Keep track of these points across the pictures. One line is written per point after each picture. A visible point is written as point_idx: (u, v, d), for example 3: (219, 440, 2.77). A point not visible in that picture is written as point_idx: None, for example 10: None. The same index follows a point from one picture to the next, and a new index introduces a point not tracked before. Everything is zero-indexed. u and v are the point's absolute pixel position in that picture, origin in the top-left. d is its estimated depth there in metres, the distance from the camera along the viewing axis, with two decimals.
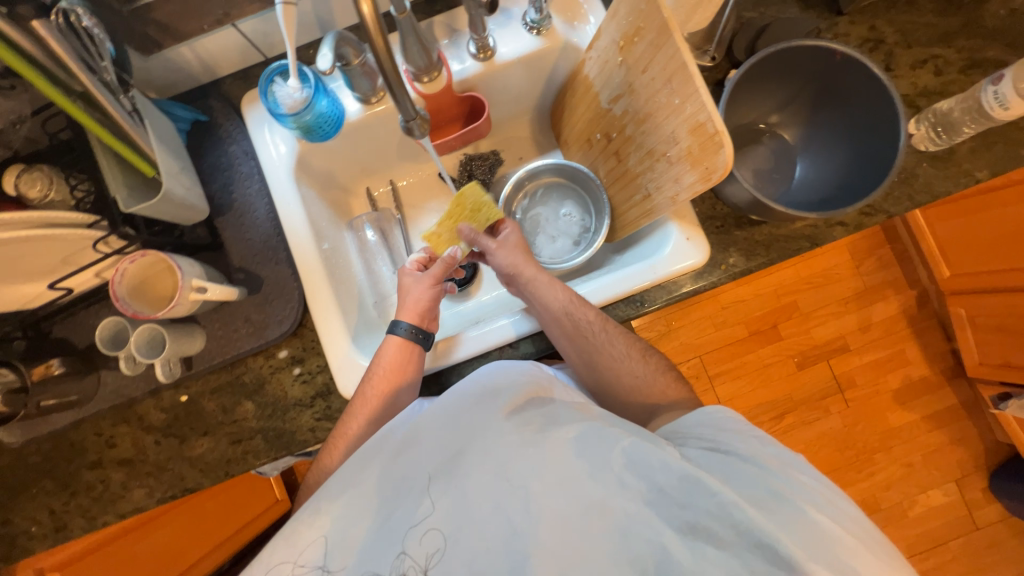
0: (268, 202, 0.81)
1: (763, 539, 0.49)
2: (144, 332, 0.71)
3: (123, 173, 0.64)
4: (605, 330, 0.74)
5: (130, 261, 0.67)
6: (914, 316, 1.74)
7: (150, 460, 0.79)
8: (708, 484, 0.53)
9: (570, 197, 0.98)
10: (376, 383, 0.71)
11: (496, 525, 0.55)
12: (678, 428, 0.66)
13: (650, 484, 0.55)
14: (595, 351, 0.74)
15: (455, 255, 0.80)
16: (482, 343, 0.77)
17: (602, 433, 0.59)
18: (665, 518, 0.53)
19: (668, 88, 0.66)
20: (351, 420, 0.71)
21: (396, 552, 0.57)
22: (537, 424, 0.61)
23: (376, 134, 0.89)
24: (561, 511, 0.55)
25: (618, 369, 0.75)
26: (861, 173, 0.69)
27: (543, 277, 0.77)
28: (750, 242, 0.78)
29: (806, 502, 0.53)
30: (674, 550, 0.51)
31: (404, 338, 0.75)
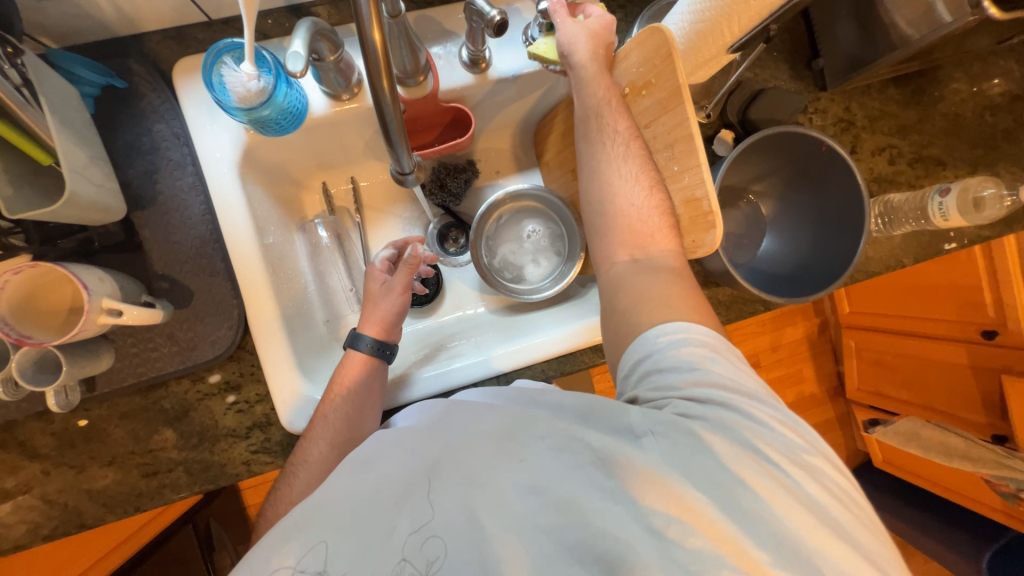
0: (204, 199, 0.68)
1: (722, 532, 0.44)
2: (31, 353, 0.58)
3: (8, 161, 0.49)
4: (626, 147, 0.64)
5: (15, 271, 0.53)
6: (815, 341, 1.97)
7: (34, 493, 0.66)
8: (669, 481, 0.46)
9: (536, 218, 0.96)
10: (336, 403, 0.67)
11: (465, 536, 0.47)
12: (647, 355, 0.55)
13: (613, 480, 0.47)
14: (598, 168, 0.65)
15: (415, 254, 0.74)
16: (431, 387, 0.75)
17: (571, 432, 0.51)
18: (633, 514, 0.45)
19: (668, 152, 0.63)
20: (312, 444, 0.64)
21: (395, 556, 0.47)
22: (508, 428, 0.53)
23: (343, 131, 0.78)
24: (529, 512, 0.47)
25: (617, 191, 0.64)
26: (822, 255, 0.74)
27: (596, 66, 0.66)
28: (713, 300, 0.81)
29: (772, 487, 0.45)
30: (639, 549, 0.44)
31: (365, 355, 0.71)
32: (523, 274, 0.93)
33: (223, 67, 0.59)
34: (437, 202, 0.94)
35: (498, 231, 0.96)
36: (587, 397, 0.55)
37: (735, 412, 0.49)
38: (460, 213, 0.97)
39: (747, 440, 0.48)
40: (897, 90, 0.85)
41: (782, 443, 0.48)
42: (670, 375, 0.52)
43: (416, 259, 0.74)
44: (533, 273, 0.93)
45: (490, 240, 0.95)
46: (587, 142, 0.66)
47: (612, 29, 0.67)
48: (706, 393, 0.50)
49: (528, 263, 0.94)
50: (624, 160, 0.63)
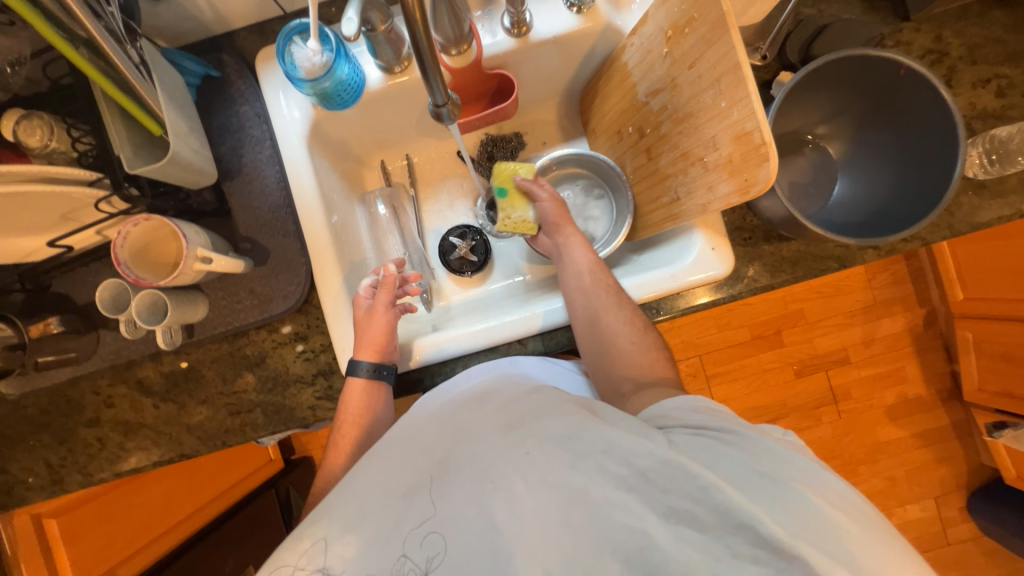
0: (279, 169, 0.77)
1: (746, 520, 0.46)
2: (145, 298, 0.69)
3: (128, 129, 0.61)
4: (617, 295, 0.73)
5: (133, 224, 0.64)
6: (918, 334, 1.72)
7: (148, 424, 0.78)
8: (691, 467, 0.49)
9: (566, 181, 0.96)
10: (343, 428, 0.72)
11: (477, 525, 0.53)
12: (657, 410, 0.60)
13: (627, 469, 0.51)
14: (600, 312, 0.72)
15: (386, 272, 0.77)
16: (439, 354, 0.77)
17: (582, 425, 0.55)
18: (648, 504, 0.50)
19: (714, 89, 0.61)
20: (328, 470, 0.73)
21: (396, 553, 0.54)
22: (518, 423, 0.59)
23: (397, 105, 0.84)
24: (544, 506, 0.52)
25: (618, 333, 0.71)
26: (907, 198, 0.66)
27: (580, 236, 0.80)
28: (776, 257, 0.75)
29: (800, 482, 0.48)
30: (657, 537, 0.48)
31: (364, 379, 0.72)
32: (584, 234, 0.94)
33: (293, 46, 0.68)
34: (486, 174, 0.97)
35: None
36: (601, 403, 0.60)
37: (743, 425, 0.55)
38: None
39: (766, 445, 0.52)
40: (1003, 12, 0.74)
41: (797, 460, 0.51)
42: (678, 409, 0.58)
43: (385, 283, 0.76)
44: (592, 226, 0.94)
45: None
46: (581, 294, 0.74)
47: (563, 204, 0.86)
48: (714, 414, 0.56)
49: (588, 217, 0.95)
50: (617, 307, 0.72)
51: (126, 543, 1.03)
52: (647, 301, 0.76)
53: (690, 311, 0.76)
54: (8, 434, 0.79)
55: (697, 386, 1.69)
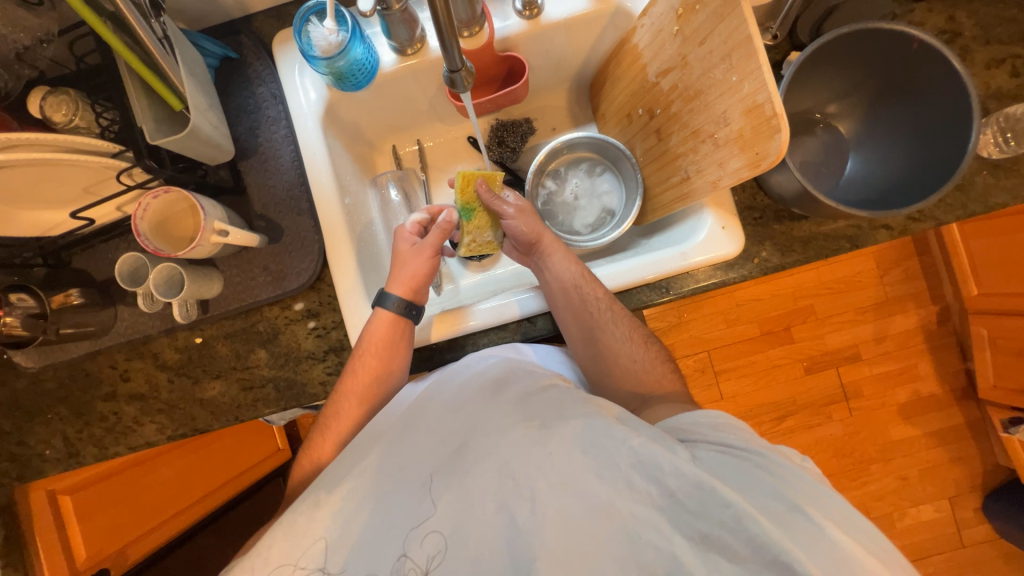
0: (294, 148, 0.78)
1: (778, 553, 0.47)
2: (162, 271, 0.70)
3: (150, 103, 0.63)
4: (611, 309, 0.73)
5: (153, 196, 0.66)
6: (931, 331, 1.69)
7: (162, 398, 0.80)
8: (723, 494, 0.50)
9: (581, 162, 0.96)
10: (365, 358, 0.71)
11: (496, 524, 0.54)
12: (677, 425, 0.63)
13: (657, 486, 0.52)
14: (596, 331, 0.73)
15: (448, 220, 0.78)
16: (482, 320, 0.76)
17: (608, 430, 0.55)
18: (678, 526, 0.50)
19: (725, 64, 0.61)
20: (342, 398, 0.72)
21: (397, 552, 0.55)
22: (539, 420, 0.59)
23: (408, 88, 0.85)
24: (567, 510, 0.52)
25: (617, 351, 0.74)
26: (920, 175, 0.66)
27: (560, 248, 0.77)
28: (787, 237, 0.75)
29: (823, 516, 0.50)
30: (687, 561, 0.48)
31: (393, 313, 0.72)
32: (605, 209, 0.94)
33: (310, 26, 0.69)
34: (495, 157, 0.97)
35: (557, 185, 0.96)
36: (624, 410, 0.60)
37: (768, 451, 0.57)
38: (517, 170, 1.00)
39: (796, 478, 0.54)
40: None
41: (818, 492, 0.53)
42: (700, 428, 0.61)
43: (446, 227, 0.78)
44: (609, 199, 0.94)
45: (546, 196, 0.96)
46: (572, 314, 0.73)
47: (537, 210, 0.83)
48: (737, 435, 0.59)
49: (603, 194, 0.95)
50: (613, 324, 0.73)
51: (133, 526, 1.04)
52: (658, 279, 0.75)
53: (701, 290, 0.76)
54: (26, 407, 0.81)
55: (705, 381, 1.68)
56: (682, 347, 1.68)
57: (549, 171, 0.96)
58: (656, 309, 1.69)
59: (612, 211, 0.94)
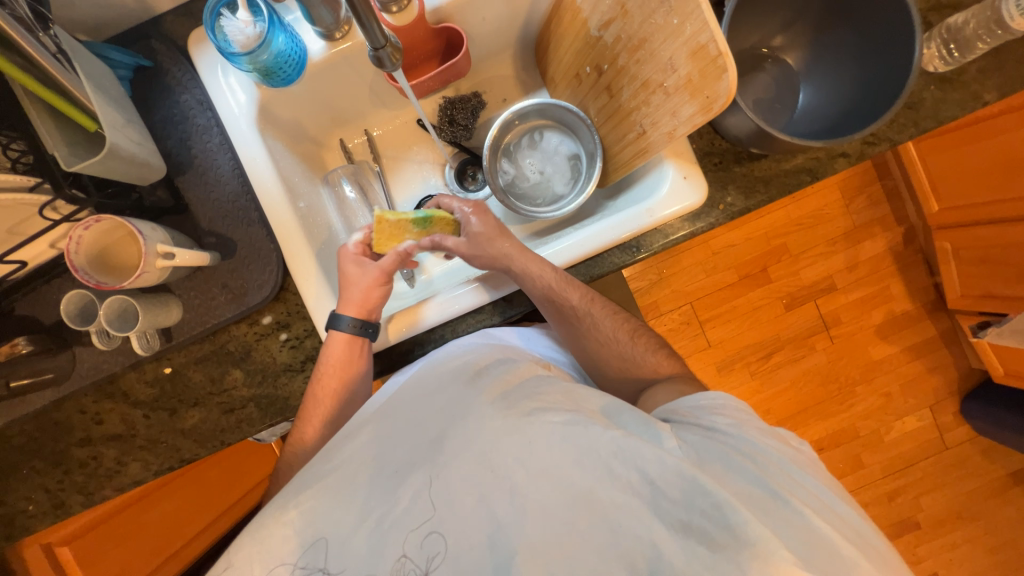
0: (232, 155, 0.74)
1: (757, 540, 0.48)
2: (113, 305, 0.66)
3: (59, 126, 0.58)
4: (590, 313, 0.74)
5: (84, 227, 0.61)
6: (899, 252, 1.74)
7: (142, 434, 0.77)
8: (705, 483, 0.51)
9: (524, 135, 0.95)
10: (325, 382, 0.71)
11: (477, 519, 0.53)
12: (677, 407, 0.64)
13: (637, 474, 0.53)
14: (584, 333, 0.75)
15: (409, 250, 0.75)
16: (454, 307, 0.74)
17: (587, 421, 0.56)
18: (656, 511, 0.52)
19: (665, 7, 0.59)
20: (306, 424, 0.72)
21: (395, 554, 0.53)
22: (521, 408, 0.58)
23: (344, 76, 0.81)
24: (546, 502, 0.53)
25: (609, 352, 0.75)
26: (869, 99, 0.65)
27: (522, 257, 0.73)
28: (749, 178, 0.75)
29: (806, 504, 0.52)
30: (664, 547, 0.50)
31: (349, 334, 0.70)
32: (568, 152, 0.92)
33: (222, 20, 0.65)
34: (448, 139, 0.94)
35: (514, 167, 0.94)
36: (608, 402, 0.61)
37: (757, 436, 0.59)
38: (473, 147, 0.97)
39: (783, 468, 0.56)
40: None
41: (804, 480, 0.56)
42: (692, 411, 0.62)
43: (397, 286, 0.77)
44: (561, 141, 0.93)
45: (509, 174, 0.93)
46: (558, 321, 0.75)
47: (491, 221, 0.77)
48: (727, 420, 0.60)
49: (558, 148, 0.93)
50: (603, 321, 0.75)
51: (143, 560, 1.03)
52: (625, 240, 0.74)
53: (671, 244, 0.76)
54: None
55: (691, 332, 1.71)
56: (665, 302, 1.70)
57: (504, 149, 0.94)
58: (636, 268, 1.70)
59: (577, 153, 0.92)
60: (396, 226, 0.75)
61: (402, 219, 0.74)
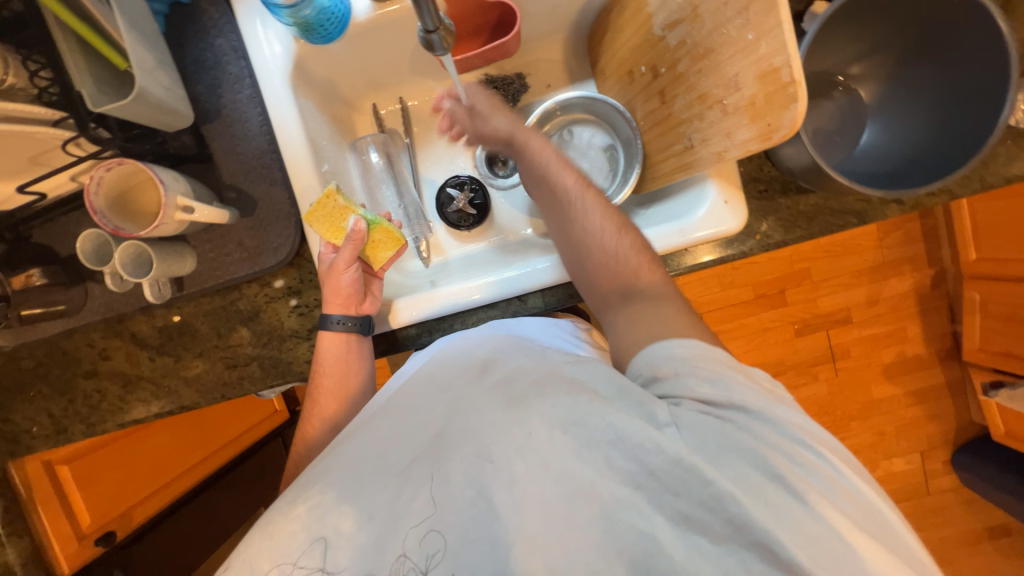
0: (261, 111, 0.71)
1: (759, 534, 0.44)
2: (128, 249, 0.65)
3: (87, 61, 0.56)
4: (582, 198, 0.67)
5: (106, 168, 0.61)
6: (924, 295, 1.69)
7: (146, 376, 0.78)
8: (703, 472, 0.46)
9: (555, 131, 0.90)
10: (320, 380, 0.71)
11: (475, 512, 0.50)
12: (653, 359, 0.55)
13: (636, 465, 0.48)
14: (579, 240, 0.66)
15: (358, 228, 0.68)
16: (438, 307, 0.74)
17: (589, 407, 0.50)
18: (658, 506, 0.47)
19: (740, 19, 0.54)
20: (308, 422, 0.72)
21: (395, 552, 0.50)
22: (519, 396, 0.54)
23: (386, 40, 0.77)
24: (545, 494, 0.49)
25: (604, 267, 0.64)
26: (938, 152, 0.62)
27: (523, 129, 0.72)
28: (792, 212, 0.71)
29: (813, 490, 0.46)
30: (664, 542, 0.46)
31: (336, 332, 0.70)
32: (598, 143, 0.89)
33: None
34: None
35: None
36: (600, 369, 0.55)
37: (749, 395, 0.50)
38: None
39: (787, 440, 0.48)
40: None
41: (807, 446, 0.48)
42: (670, 364, 0.54)
43: (369, 286, 0.75)
44: (589, 135, 0.90)
45: None
46: (554, 218, 0.69)
47: (494, 98, 0.76)
48: (713, 372, 0.52)
49: (592, 141, 0.89)
50: (601, 219, 0.65)
51: (138, 488, 1.06)
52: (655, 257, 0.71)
53: (698, 268, 0.73)
54: (6, 386, 0.79)
55: None
56: None
57: None
58: None
59: (612, 144, 0.89)
60: (342, 211, 0.70)
61: (347, 203, 0.69)
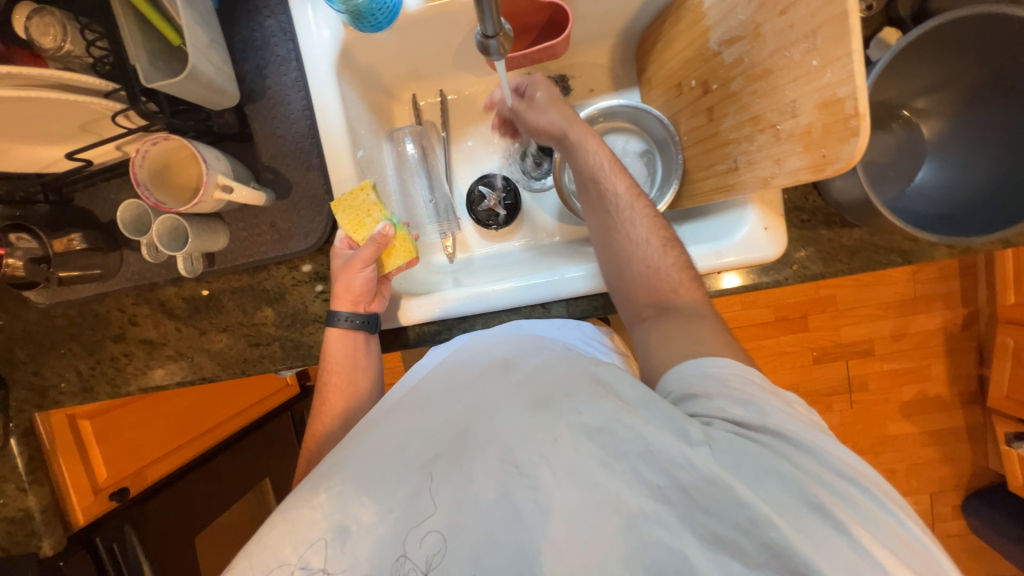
0: (304, 95, 0.71)
1: (798, 561, 0.42)
2: (166, 223, 0.66)
3: (144, 36, 0.56)
4: (631, 207, 0.68)
5: (152, 143, 0.62)
6: (954, 334, 1.64)
7: (171, 345, 0.80)
8: (739, 493, 0.45)
9: None
10: (329, 377, 0.72)
11: (500, 514, 0.49)
12: (684, 377, 0.55)
13: (665, 478, 0.47)
14: (621, 253, 0.67)
15: (384, 232, 0.68)
16: (457, 306, 0.74)
17: (615, 416, 0.50)
18: (688, 524, 0.45)
19: (806, 44, 0.52)
20: (318, 421, 0.71)
21: (396, 552, 0.50)
22: (547, 401, 0.54)
23: (434, 32, 0.76)
24: (571, 502, 0.48)
25: (645, 283, 0.65)
26: (1002, 199, 0.60)
27: (580, 129, 0.71)
28: (833, 245, 0.69)
29: (853, 521, 0.44)
30: (696, 561, 0.44)
31: (343, 329, 0.71)
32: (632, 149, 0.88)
33: None
34: None
35: None
36: (628, 380, 0.55)
37: (782, 418, 0.50)
38: None
39: (821, 466, 0.47)
40: None
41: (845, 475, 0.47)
42: (703, 383, 0.54)
43: (379, 287, 0.75)
44: (621, 143, 0.88)
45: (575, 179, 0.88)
46: (599, 226, 0.69)
47: (553, 91, 0.75)
48: (744, 393, 0.52)
49: (626, 148, 0.88)
50: (645, 233, 0.66)
51: (154, 448, 1.07)
52: None
53: (729, 293, 0.71)
54: (40, 340, 0.82)
55: None
56: None
57: None
58: None
59: (647, 149, 0.87)
60: (370, 207, 0.70)
61: (378, 202, 0.70)
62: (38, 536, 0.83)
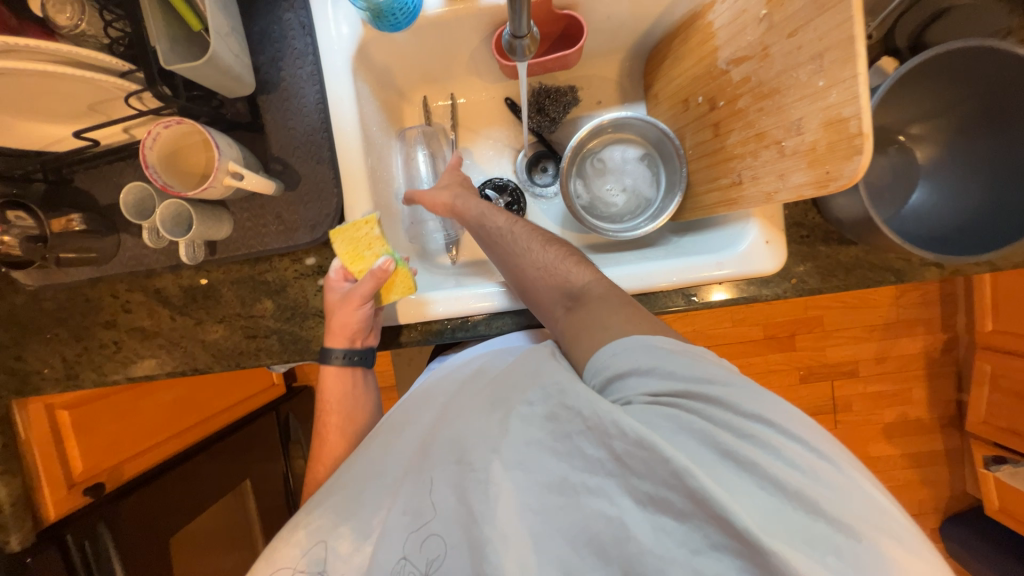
0: (319, 87, 0.71)
1: (721, 510, 0.40)
2: (170, 208, 0.65)
3: (166, 20, 0.56)
4: (527, 244, 0.67)
5: (165, 125, 0.61)
6: (934, 359, 1.68)
7: (163, 334, 0.78)
8: (663, 449, 0.43)
9: (585, 168, 0.91)
10: (326, 417, 0.75)
11: (460, 511, 0.50)
12: (600, 364, 0.53)
13: (604, 451, 0.46)
14: (526, 283, 0.65)
15: (386, 267, 0.68)
16: (461, 304, 0.73)
17: (558, 400, 0.50)
18: (624, 488, 0.45)
19: (813, 65, 0.54)
20: (318, 464, 0.74)
21: (396, 555, 0.52)
22: (501, 399, 0.56)
23: (451, 36, 0.77)
24: (521, 488, 0.49)
25: (555, 297, 0.63)
26: (993, 223, 0.62)
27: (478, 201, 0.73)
28: (831, 261, 0.71)
29: (787, 473, 0.42)
30: (633, 528, 0.44)
31: (338, 365, 0.73)
32: (631, 156, 0.89)
33: None
34: (534, 127, 0.90)
35: (586, 189, 0.90)
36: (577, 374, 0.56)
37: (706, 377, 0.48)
38: (554, 142, 0.93)
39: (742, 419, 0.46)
40: None
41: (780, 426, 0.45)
42: (627, 360, 0.52)
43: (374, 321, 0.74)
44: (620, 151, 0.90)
45: (581, 193, 0.89)
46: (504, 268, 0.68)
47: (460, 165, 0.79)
48: (667, 360, 0.50)
49: (625, 156, 0.90)
50: (541, 256, 0.66)
51: (136, 441, 1.02)
52: (689, 284, 0.70)
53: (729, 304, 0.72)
54: (24, 323, 0.80)
55: None
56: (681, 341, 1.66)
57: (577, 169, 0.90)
58: None
59: (646, 153, 0.89)
60: (372, 241, 0.71)
61: (380, 236, 0.71)
62: (5, 531, 0.79)
